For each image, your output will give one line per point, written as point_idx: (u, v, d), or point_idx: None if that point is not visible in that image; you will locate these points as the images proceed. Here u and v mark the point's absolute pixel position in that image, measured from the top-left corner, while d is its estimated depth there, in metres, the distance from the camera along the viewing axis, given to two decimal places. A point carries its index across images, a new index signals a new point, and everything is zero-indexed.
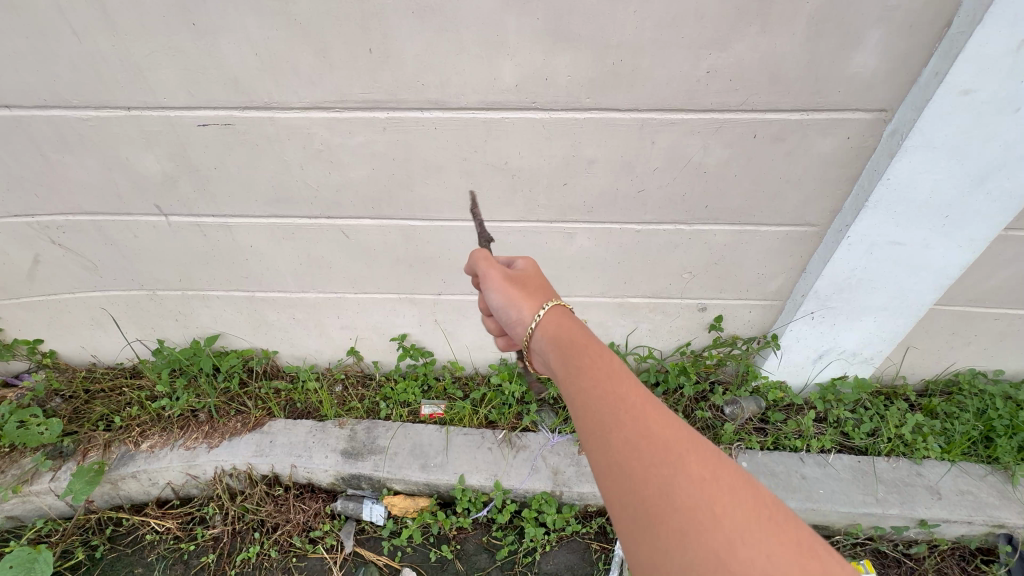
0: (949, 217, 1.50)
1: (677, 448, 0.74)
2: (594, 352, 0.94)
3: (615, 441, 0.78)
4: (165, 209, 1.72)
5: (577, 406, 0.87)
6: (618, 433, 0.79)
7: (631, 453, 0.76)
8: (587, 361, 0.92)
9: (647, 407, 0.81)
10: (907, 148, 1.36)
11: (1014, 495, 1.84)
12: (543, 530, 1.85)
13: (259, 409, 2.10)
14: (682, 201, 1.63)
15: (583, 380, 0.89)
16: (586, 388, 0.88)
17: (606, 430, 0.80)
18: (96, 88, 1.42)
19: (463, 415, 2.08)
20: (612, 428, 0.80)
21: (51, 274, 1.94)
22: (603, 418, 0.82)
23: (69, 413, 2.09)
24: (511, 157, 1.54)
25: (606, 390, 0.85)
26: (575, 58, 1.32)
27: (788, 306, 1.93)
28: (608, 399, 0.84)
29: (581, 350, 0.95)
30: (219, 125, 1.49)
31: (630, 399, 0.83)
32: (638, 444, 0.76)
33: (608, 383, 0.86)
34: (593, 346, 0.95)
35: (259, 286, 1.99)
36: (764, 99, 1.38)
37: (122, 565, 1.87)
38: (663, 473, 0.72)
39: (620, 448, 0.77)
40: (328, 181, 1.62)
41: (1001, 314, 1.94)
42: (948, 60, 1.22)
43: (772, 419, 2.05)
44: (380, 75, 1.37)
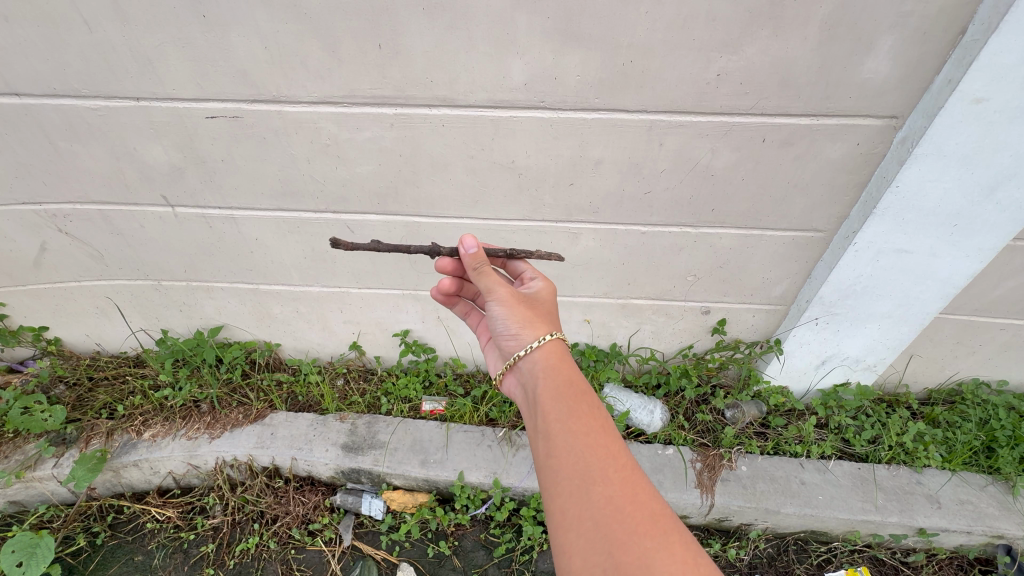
0: (957, 226, 1.49)
1: (658, 524, 0.85)
2: (591, 406, 1.02)
3: (602, 498, 0.88)
4: (172, 201, 1.73)
5: (566, 452, 0.95)
6: (608, 492, 0.89)
7: (616, 514, 0.86)
8: (582, 414, 1.00)
9: (631, 475, 0.92)
10: (916, 155, 1.35)
11: (1014, 506, 1.83)
12: (541, 529, 1.84)
13: (261, 401, 2.12)
14: (688, 203, 1.63)
15: (577, 429, 0.98)
16: (581, 437, 0.97)
17: (593, 485, 0.90)
18: (106, 79, 1.42)
19: (464, 412, 2.09)
20: (602, 485, 0.90)
21: (57, 261, 1.95)
22: (592, 473, 0.91)
23: (72, 400, 2.10)
24: (517, 156, 1.54)
25: (598, 447, 0.95)
26: (584, 59, 1.32)
27: (793, 311, 1.92)
28: (603, 457, 0.93)
29: (580, 401, 1.03)
30: (228, 118, 1.49)
31: (619, 462, 0.93)
32: (627, 510, 0.86)
33: (601, 446, 0.95)
34: (591, 399, 1.04)
35: (264, 279, 2.00)
36: (774, 104, 1.37)
37: (123, 552, 1.89)
38: (643, 542, 0.83)
39: (606, 505, 0.87)
40: (335, 175, 1.62)
41: (1007, 324, 1.92)
42: (961, 68, 1.21)
43: (772, 424, 2.04)
44: (389, 72, 1.37)
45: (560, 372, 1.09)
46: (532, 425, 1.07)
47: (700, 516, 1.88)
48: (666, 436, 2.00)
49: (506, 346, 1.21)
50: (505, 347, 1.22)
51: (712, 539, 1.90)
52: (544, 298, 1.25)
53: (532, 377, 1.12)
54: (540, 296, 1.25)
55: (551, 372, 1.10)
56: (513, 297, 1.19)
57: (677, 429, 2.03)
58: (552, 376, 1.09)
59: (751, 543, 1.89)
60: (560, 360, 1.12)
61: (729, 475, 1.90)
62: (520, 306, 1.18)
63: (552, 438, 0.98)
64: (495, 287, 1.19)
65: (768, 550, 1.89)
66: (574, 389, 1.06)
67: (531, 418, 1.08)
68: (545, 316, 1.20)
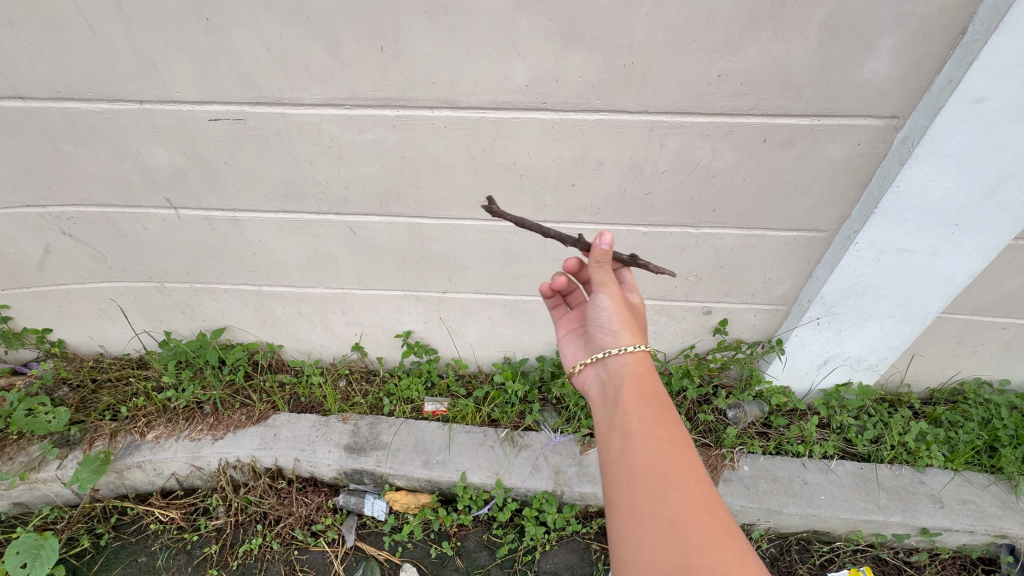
0: (958, 225, 1.49)
1: (734, 540, 0.80)
2: (673, 414, 0.98)
3: (678, 501, 0.84)
4: (175, 203, 1.73)
5: (644, 448, 0.91)
6: (684, 495, 0.85)
7: (692, 518, 0.82)
8: (665, 419, 0.96)
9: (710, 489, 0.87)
10: (917, 155, 1.35)
11: (1016, 505, 1.83)
12: (544, 529, 1.86)
13: (264, 402, 2.12)
14: (690, 204, 1.63)
15: (657, 429, 0.94)
16: (660, 438, 0.93)
17: (672, 488, 0.86)
18: (110, 82, 1.43)
19: (466, 413, 2.09)
20: (678, 488, 0.86)
21: (60, 263, 1.95)
22: (672, 476, 0.87)
23: (76, 402, 2.11)
24: (519, 157, 1.55)
25: (679, 452, 0.91)
26: (585, 60, 1.32)
27: (794, 311, 1.92)
28: (682, 462, 0.89)
29: (661, 405, 0.99)
30: (231, 120, 1.50)
31: (699, 472, 0.89)
32: (702, 517, 0.82)
33: (678, 451, 0.91)
34: (672, 406, 1.00)
35: (266, 280, 2.00)
36: (775, 104, 1.38)
37: (127, 553, 1.90)
38: (717, 550, 0.78)
39: (681, 508, 0.83)
40: (337, 177, 1.63)
41: (1008, 324, 1.92)
42: (961, 68, 1.21)
43: (774, 424, 2.04)
44: (390, 74, 1.38)
45: (643, 379, 1.06)
46: (604, 420, 1.03)
47: None
48: None
49: (597, 339, 1.18)
50: (595, 342, 1.18)
51: None
52: (641, 307, 1.23)
53: (616, 377, 1.09)
54: (638, 305, 1.22)
55: (637, 376, 1.06)
56: (622, 298, 1.17)
57: None
58: (633, 378, 1.05)
59: (754, 543, 1.88)
60: (646, 367, 1.09)
61: (732, 475, 1.90)
62: (626, 309, 1.16)
63: (631, 434, 0.95)
64: (608, 284, 1.17)
65: (770, 550, 1.89)
66: (656, 394, 1.02)
67: (604, 413, 1.05)
68: (641, 326, 1.18)
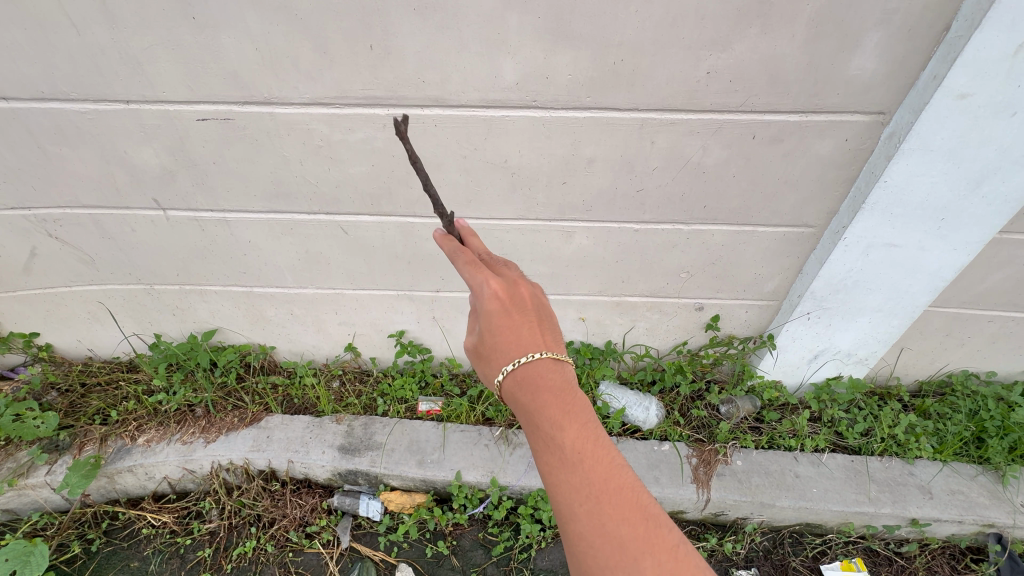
0: (944, 219, 1.51)
1: (633, 551, 0.79)
2: (576, 406, 0.91)
3: (587, 507, 0.83)
4: (164, 204, 1.72)
5: (553, 460, 0.88)
6: (594, 499, 0.83)
7: (602, 522, 0.81)
8: (568, 420, 0.89)
9: (608, 499, 0.83)
10: (903, 150, 1.37)
11: (1004, 494, 1.86)
12: (538, 527, 1.85)
13: (256, 404, 2.11)
14: (680, 200, 1.64)
15: (562, 436, 0.88)
16: (565, 443, 0.88)
17: (570, 522, 0.84)
18: (95, 81, 1.41)
19: (460, 412, 2.08)
20: (587, 494, 0.84)
21: (48, 266, 1.93)
22: (569, 508, 0.84)
23: (65, 406, 2.09)
24: (510, 155, 1.55)
25: (570, 473, 0.86)
26: (575, 58, 1.32)
27: (785, 305, 1.94)
28: (586, 462, 0.86)
29: (561, 401, 0.91)
30: (219, 120, 1.49)
31: (592, 488, 0.84)
32: (613, 513, 0.82)
33: (586, 451, 0.87)
34: (571, 397, 0.92)
35: (257, 281, 1.99)
36: (763, 101, 1.39)
37: (118, 559, 1.88)
38: (628, 545, 0.79)
39: (591, 515, 0.82)
40: (328, 177, 1.62)
41: (995, 316, 1.95)
42: (946, 64, 1.22)
43: (767, 419, 2.06)
44: (380, 72, 1.37)
45: (522, 404, 0.95)
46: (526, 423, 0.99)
47: (696, 511, 1.90)
48: (662, 432, 2.01)
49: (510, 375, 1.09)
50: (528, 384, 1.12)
51: (709, 533, 1.91)
52: (482, 319, 1.00)
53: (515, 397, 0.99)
54: (481, 321, 1.02)
55: (528, 389, 0.94)
56: (470, 352, 1.06)
57: (673, 425, 2.04)
58: (517, 404, 0.96)
59: (748, 536, 1.91)
60: (518, 393, 0.96)
61: (725, 470, 1.91)
62: (479, 358, 1.05)
63: (539, 447, 0.91)
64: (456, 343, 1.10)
65: (764, 544, 1.91)
66: (556, 389, 0.93)
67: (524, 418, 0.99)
68: (494, 348, 0.99)
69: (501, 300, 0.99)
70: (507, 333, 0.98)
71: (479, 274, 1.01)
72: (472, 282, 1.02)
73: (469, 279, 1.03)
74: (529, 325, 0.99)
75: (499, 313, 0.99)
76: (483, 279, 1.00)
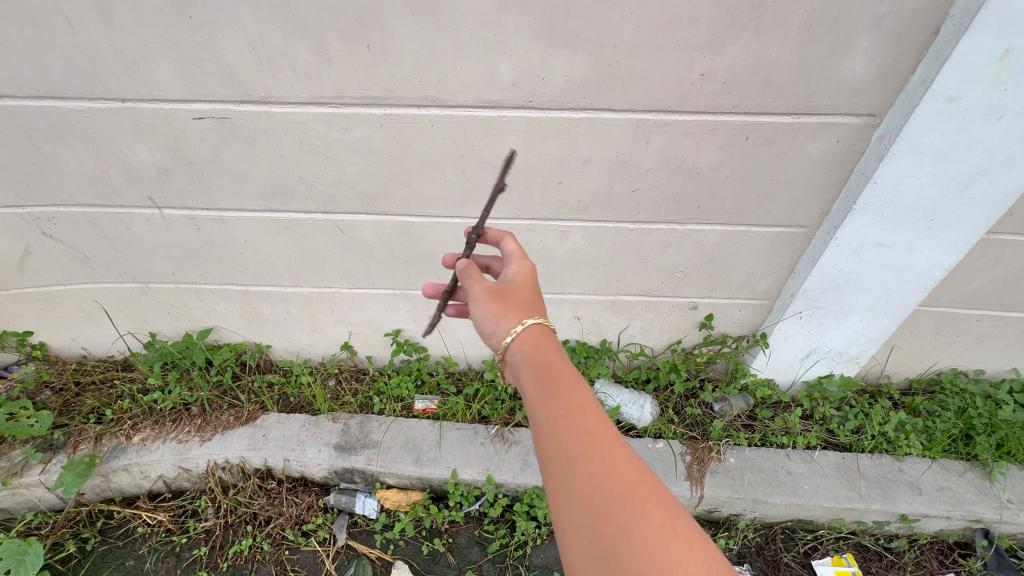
0: (934, 220, 1.54)
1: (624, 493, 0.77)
2: (572, 369, 0.95)
3: (580, 450, 0.82)
4: (159, 202, 1.72)
5: (549, 410, 0.88)
6: (587, 444, 0.82)
7: (594, 464, 0.80)
8: (566, 377, 0.92)
9: (600, 445, 0.82)
10: (893, 152, 1.39)
11: (991, 490, 1.89)
12: (534, 524, 1.87)
13: (252, 403, 2.11)
14: (675, 200, 1.65)
15: (558, 390, 0.90)
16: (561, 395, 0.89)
17: (563, 465, 0.82)
18: (90, 80, 1.41)
19: (456, 410, 2.09)
20: (580, 440, 0.83)
21: (41, 265, 1.92)
22: (563, 452, 0.83)
23: (59, 405, 2.08)
24: (506, 155, 1.56)
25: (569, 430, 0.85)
26: (571, 58, 1.33)
27: (778, 304, 1.96)
28: (579, 412, 0.87)
29: (560, 364, 0.95)
30: (215, 118, 1.49)
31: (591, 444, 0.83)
32: (604, 458, 0.81)
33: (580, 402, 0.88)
34: (569, 363, 0.96)
35: (253, 280, 1.99)
36: (756, 103, 1.41)
37: (114, 557, 1.88)
38: (619, 485, 0.78)
39: (584, 457, 0.81)
40: (324, 176, 1.62)
41: (983, 315, 1.98)
42: (935, 67, 1.25)
43: (759, 416, 2.08)
44: (377, 72, 1.38)
45: (538, 357, 0.98)
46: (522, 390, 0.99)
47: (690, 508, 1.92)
48: (656, 430, 2.03)
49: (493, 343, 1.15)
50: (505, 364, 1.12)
51: None
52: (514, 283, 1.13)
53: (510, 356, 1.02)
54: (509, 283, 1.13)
55: (536, 346, 1.00)
56: (487, 293, 1.12)
57: (667, 423, 2.06)
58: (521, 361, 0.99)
59: (740, 533, 1.93)
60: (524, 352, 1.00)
61: (718, 467, 1.93)
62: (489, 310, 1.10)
63: (536, 403, 0.91)
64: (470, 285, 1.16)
65: (756, 540, 1.93)
66: (559, 358, 0.97)
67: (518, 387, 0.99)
68: (516, 305, 1.08)
69: (531, 279, 1.16)
70: (528, 299, 1.10)
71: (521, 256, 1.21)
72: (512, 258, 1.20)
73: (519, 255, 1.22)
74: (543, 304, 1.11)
75: (528, 286, 1.14)
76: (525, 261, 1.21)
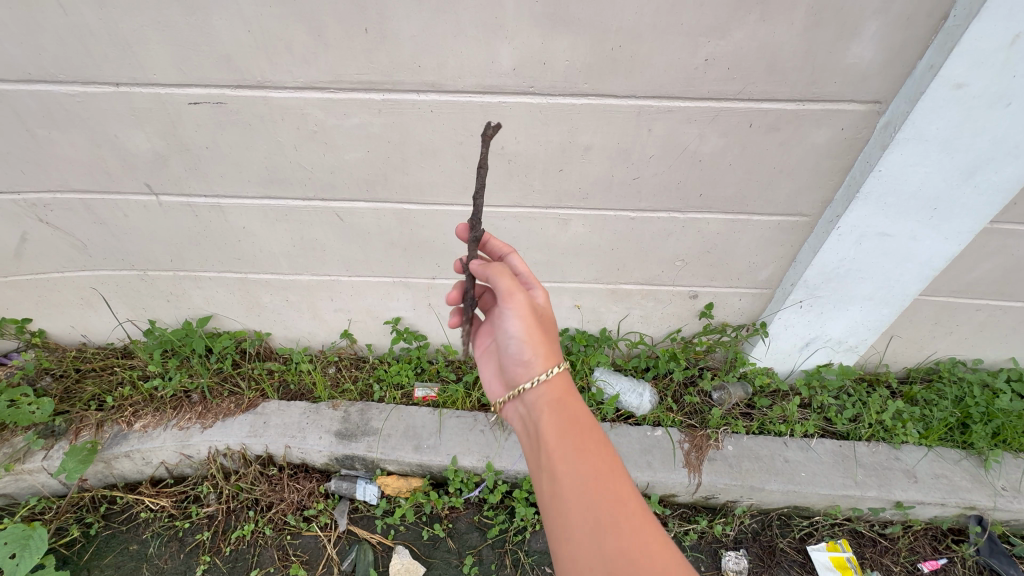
0: (937, 209, 1.53)
1: (626, 530, 0.92)
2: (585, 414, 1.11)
3: (589, 491, 0.97)
4: (156, 189, 1.70)
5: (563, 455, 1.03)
6: (597, 488, 0.97)
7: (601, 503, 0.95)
8: (581, 424, 1.08)
9: (608, 486, 0.97)
10: (898, 140, 1.38)
11: (986, 478, 1.91)
12: (533, 510, 1.89)
13: (253, 390, 2.12)
14: (676, 188, 1.64)
15: (574, 437, 1.05)
16: (576, 441, 1.04)
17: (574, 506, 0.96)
18: (84, 63, 1.38)
19: (456, 398, 2.10)
20: (590, 483, 0.98)
21: (39, 252, 1.91)
22: (574, 493, 0.97)
23: (60, 392, 2.09)
24: (507, 142, 1.54)
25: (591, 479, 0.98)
26: (573, 43, 1.31)
27: (778, 294, 1.96)
28: (590, 456, 1.02)
29: (577, 413, 1.10)
30: (211, 103, 1.46)
31: (611, 489, 0.97)
32: (609, 496, 0.96)
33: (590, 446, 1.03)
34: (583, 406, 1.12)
35: (252, 268, 1.98)
36: (761, 89, 1.38)
37: (118, 542, 1.90)
38: (622, 524, 0.93)
39: (594, 497, 0.96)
40: (323, 163, 1.61)
41: (983, 305, 1.98)
42: (943, 53, 1.22)
43: (758, 405, 2.09)
44: (375, 56, 1.36)
45: (566, 404, 1.12)
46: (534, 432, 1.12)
47: (688, 495, 1.93)
48: (655, 418, 2.05)
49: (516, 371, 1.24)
50: (512, 374, 1.25)
51: (699, 516, 1.95)
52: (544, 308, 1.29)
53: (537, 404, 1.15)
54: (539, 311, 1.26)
55: (562, 396, 1.14)
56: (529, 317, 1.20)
57: (666, 411, 2.07)
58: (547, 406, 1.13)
59: (737, 519, 1.95)
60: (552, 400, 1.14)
61: (716, 455, 1.95)
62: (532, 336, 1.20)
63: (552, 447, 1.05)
64: (516, 290, 1.19)
65: (752, 526, 1.96)
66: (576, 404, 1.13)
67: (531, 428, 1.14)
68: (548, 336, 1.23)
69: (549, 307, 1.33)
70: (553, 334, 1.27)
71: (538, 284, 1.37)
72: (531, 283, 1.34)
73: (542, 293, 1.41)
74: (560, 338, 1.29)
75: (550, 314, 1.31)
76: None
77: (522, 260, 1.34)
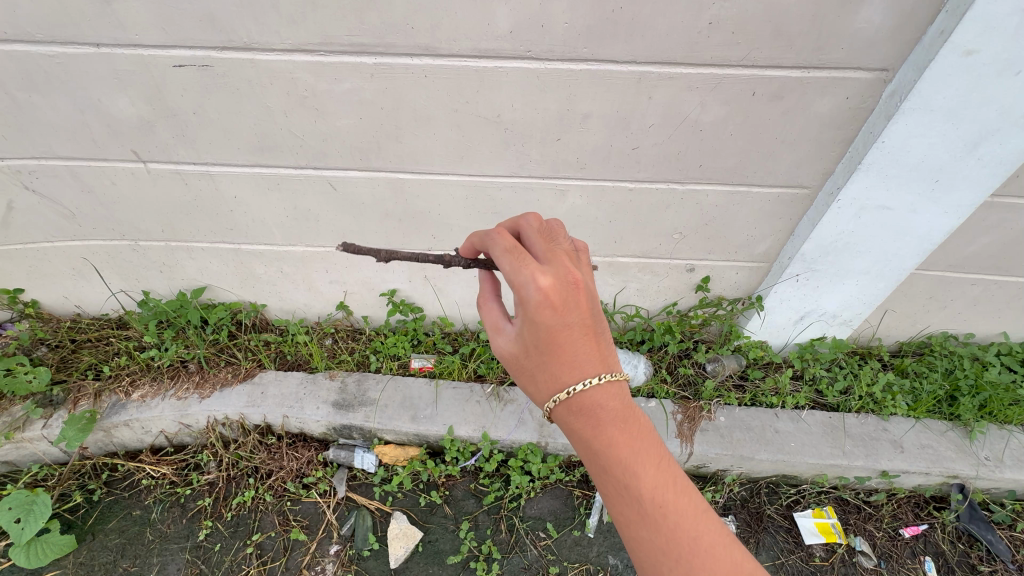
0: (939, 181, 1.51)
1: (644, 478, 0.94)
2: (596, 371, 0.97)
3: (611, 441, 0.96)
4: (144, 156, 1.66)
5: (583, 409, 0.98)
6: (617, 436, 0.96)
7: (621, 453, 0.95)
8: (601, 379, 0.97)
9: (627, 435, 0.96)
10: (904, 110, 1.35)
11: (970, 448, 1.96)
12: (528, 478, 1.94)
13: (250, 360, 2.13)
14: (676, 158, 1.61)
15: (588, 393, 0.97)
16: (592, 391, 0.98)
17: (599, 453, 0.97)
18: (61, 22, 1.32)
19: (452, 369, 2.12)
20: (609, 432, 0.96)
21: (27, 221, 1.88)
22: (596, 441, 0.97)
23: (56, 361, 2.09)
24: (503, 109, 1.50)
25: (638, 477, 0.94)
26: (572, 3, 1.25)
27: (775, 267, 1.95)
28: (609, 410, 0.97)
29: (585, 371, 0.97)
30: (196, 66, 1.41)
31: (643, 458, 0.95)
32: (625, 442, 0.96)
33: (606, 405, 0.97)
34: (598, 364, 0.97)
35: (245, 238, 1.96)
36: (765, 55, 1.34)
37: (120, 508, 1.93)
38: (643, 470, 0.94)
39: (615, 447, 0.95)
40: (315, 130, 1.57)
41: (978, 280, 1.99)
42: (954, 18, 1.18)
43: (751, 377, 2.12)
44: (366, 16, 1.30)
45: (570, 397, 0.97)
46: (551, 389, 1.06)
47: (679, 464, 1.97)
48: (649, 390, 2.07)
49: None
50: None
51: None
52: (533, 328, 0.96)
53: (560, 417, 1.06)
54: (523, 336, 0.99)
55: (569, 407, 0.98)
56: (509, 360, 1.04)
57: (660, 383, 2.10)
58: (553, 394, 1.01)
59: (726, 487, 2.00)
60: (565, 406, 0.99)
61: (708, 426, 1.98)
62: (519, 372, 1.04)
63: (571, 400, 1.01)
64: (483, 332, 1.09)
65: (741, 493, 2.00)
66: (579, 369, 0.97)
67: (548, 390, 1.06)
68: (540, 367, 0.98)
69: (550, 304, 0.93)
70: (558, 353, 0.96)
71: (525, 274, 0.93)
72: (518, 280, 0.94)
73: (510, 282, 0.95)
74: (583, 339, 0.97)
75: (549, 324, 0.94)
76: (532, 275, 0.93)
77: (501, 238, 0.97)
